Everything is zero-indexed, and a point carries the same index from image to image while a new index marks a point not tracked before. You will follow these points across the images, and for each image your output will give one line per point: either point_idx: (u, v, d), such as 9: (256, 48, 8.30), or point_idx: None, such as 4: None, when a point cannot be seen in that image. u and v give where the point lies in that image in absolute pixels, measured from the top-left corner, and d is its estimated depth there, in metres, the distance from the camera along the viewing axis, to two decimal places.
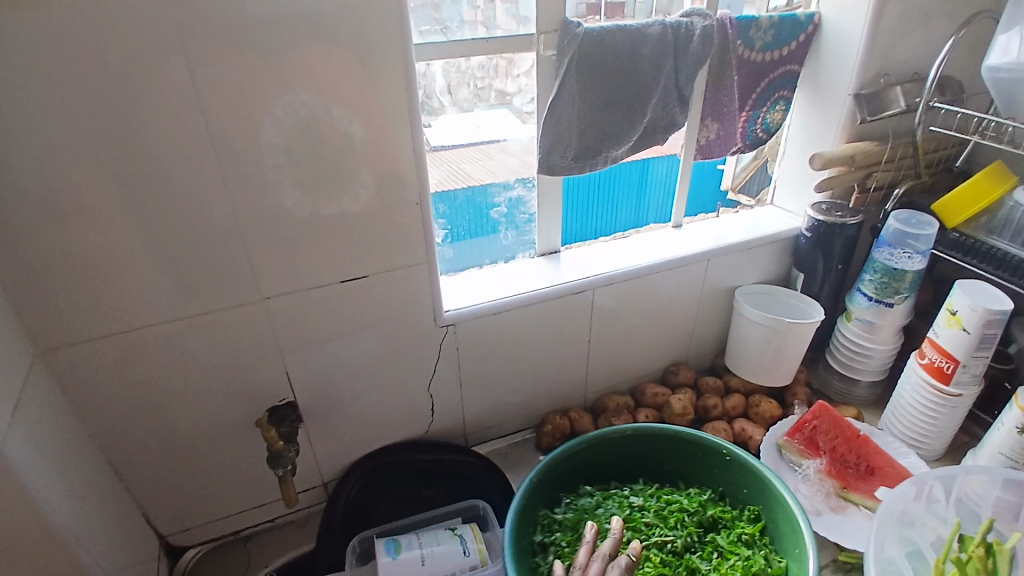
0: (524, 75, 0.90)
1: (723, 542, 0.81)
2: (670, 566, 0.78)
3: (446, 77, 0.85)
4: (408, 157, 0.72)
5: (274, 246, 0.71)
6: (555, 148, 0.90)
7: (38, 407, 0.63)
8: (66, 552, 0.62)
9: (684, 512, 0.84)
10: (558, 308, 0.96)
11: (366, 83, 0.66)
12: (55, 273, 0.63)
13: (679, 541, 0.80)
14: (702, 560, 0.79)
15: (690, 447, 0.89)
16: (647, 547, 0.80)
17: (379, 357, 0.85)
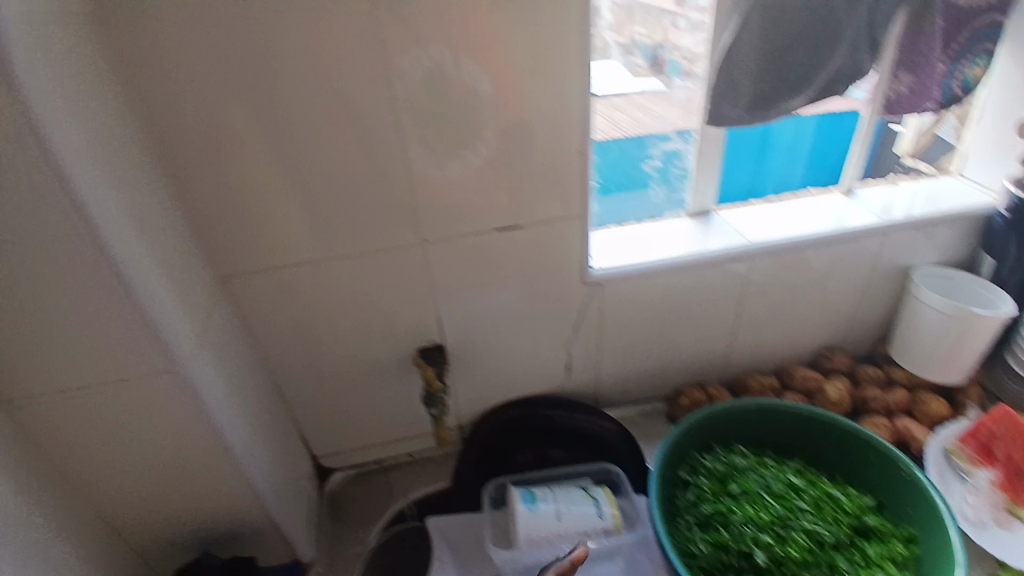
0: (697, 12, 0.81)
1: (873, 554, 0.77)
2: (812, 554, 0.75)
3: (614, 14, 0.80)
4: (574, 107, 0.68)
5: (433, 193, 0.70)
6: (725, 96, 0.81)
7: (220, 334, 0.68)
8: (240, 470, 0.67)
9: (840, 510, 0.81)
10: (707, 276, 0.90)
11: (538, 24, 0.62)
12: (239, 209, 0.66)
13: (829, 535, 0.77)
14: (845, 561, 0.76)
15: (859, 450, 0.88)
16: (791, 526, 0.78)
17: (524, 311, 0.84)
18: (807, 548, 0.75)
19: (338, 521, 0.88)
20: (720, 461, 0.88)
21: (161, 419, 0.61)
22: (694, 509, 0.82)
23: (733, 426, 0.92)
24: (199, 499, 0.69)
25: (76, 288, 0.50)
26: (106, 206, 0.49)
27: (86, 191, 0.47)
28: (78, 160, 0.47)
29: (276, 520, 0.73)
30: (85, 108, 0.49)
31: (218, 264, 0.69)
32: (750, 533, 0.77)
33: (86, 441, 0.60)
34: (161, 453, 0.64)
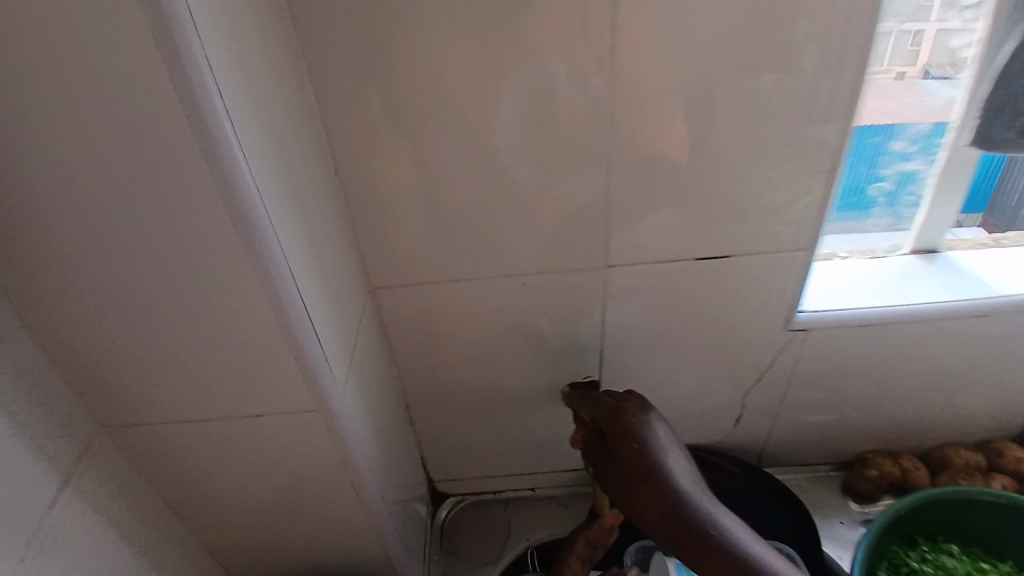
0: (975, 6, 0.58)
1: None
2: None
3: (885, 35, 0.58)
4: (822, 119, 0.54)
5: (628, 210, 0.58)
6: (1000, 115, 0.63)
7: (366, 349, 0.59)
8: (371, 514, 0.57)
9: None
10: (936, 332, 0.72)
11: (803, 11, 0.48)
12: (401, 210, 0.58)
13: None
14: None
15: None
16: None
17: (696, 353, 0.71)
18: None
19: (450, 556, 0.77)
20: (928, 561, 0.72)
21: (295, 457, 0.51)
22: None
23: (946, 518, 0.75)
24: (313, 536, 0.60)
25: (222, 310, 0.40)
26: (272, 212, 0.39)
27: (253, 194, 0.36)
28: (247, 153, 0.36)
29: (395, 563, 0.64)
30: (253, 87, 0.39)
31: (370, 270, 0.62)
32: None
33: (204, 474, 0.51)
34: (287, 492, 0.54)
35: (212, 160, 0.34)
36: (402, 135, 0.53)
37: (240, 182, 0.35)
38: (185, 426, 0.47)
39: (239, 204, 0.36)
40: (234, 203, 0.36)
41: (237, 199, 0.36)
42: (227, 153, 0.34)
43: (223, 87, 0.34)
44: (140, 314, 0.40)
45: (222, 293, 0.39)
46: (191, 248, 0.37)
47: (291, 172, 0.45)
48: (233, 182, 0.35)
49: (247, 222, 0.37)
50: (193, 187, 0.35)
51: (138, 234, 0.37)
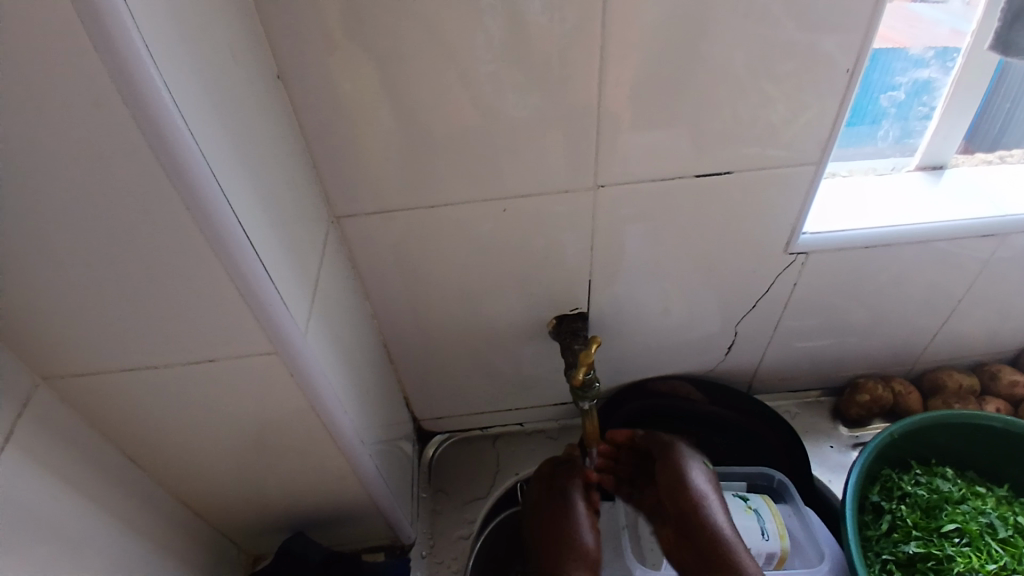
0: None
1: None
2: None
3: None
4: (835, 20, 0.48)
5: (617, 129, 0.53)
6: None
7: (335, 289, 0.54)
8: (350, 459, 0.55)
9: None
10: (943, 255, 0.68)
11: None
12: (362, 133, 0.51)
13: None
14: None
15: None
16: None
17: (685, 285, 0.67)
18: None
19: (439, 492, 0.77)
20: (922, 484, 0.70)
21: (262, 407, 0.47)
22: (891, 545, 0.66)
23: (940, 440, 0.73)
24: (293, 483, 0.57)
25: (149, 246, 0.35)
26: (194, 115, 0.33)
27: (161, 84, 0.30)
28: (146, 26, 0.29)
29: (381, 508, 0.62)
30: None
31: (334, 200, 0.56)
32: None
33: (160, 428, 0.48)
34: (257, 440, 0.51)
35: (101, 37, 0.27)
36: (365, 40, 0.45)
37: (142, 68, 0.28)
38: (134, 376, 0.43)
39: (141, 94, 0.29)
40: (137, 93, 0.29)
41: (139, 88, 0.29)
42: (116, 20, 0.27)
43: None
44: (54, 250, 0.34)
45: (148, 219, 0.33)
46: (103, 171, 0.31)
47: (228, 85, 0.38)
48: (134, 70, 0.28)
49: (155, 118, 0.30)
50: (84, 75, 0.28)
51: (32, 148, 0.30)
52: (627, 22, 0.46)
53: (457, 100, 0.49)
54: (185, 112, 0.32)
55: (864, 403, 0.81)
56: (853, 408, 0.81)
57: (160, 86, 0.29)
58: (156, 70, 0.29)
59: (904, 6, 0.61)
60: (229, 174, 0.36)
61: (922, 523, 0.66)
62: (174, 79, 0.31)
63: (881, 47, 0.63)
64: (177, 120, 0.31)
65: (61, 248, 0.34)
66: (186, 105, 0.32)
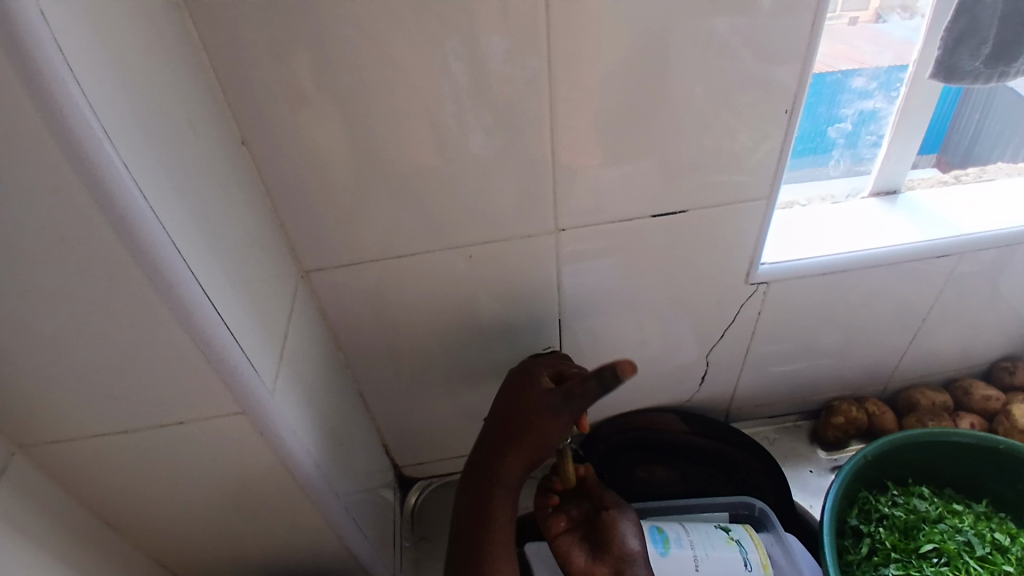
0: None
1: None
2: None
3: None
4: (769, 67, 0.51)
5: (575, 174, 0.55)
6: (965, 43, 0.59)
7: (306, 340, 0.55)
8: (326, 512, 0.54)
9: None
10: (900, 276, 0.70)
11: None
12: (326, 189, 0.53)
13: None
14: None
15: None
16: None
17: (656, 318, 0.69)
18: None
19: (422, 541, 0.76)
20: (900, 505, 0.70)
21: (234, 465, 0.47)
22: (870, 568, 0.66)
23: (916, 461, 0.74)
24: (270, 540, 0.56)
25: (114, 313, 0.35)
26: (148, 183, 0.34)
27: (109, 155, 0.30)
28: (100, 109, 0.30)
29: (362, 560, 0.61)
30: (117, 47, 0.33)
31: (304, 254, 0.57)
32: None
33: (131, 492, 0.47)
34: (230, 498, 0.50)
35: (58, 124, 0.28)
36: (328, 99, 0.48)
37: (98, 148, 0.30)
38: (103, 439, 0.42)
39: (98, 172, 0.30)
40: (93, 172, 0.30)
41: (94, 168, 0.30)
42: (72, 108, 0.28)
43: (52, 24, 0.27)
44: (24, 318, 0.35)
45: (110, 285, 0.34)
46: (67, 246, 0.32)
47: (185, 151, 0.39)
48: (90, 151, 0.29)
49: (113, 194, 0.31)
50: (47, 158, 0.29)
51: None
52: (576, 72, 0.49)
53: (419, 153, 0.51)
54: (138, 180, 0.32)
55: (841, 426, 0.82)
56: (830, 432, 0.82)
57: (117, 164, 0.31)
58: (113, 152, 0.31)
59: (869, 27, 0.63)
60: (188, 241, 0.37)
61: (900, 544, 0.66)
62: (130, 155, 0.32)
63: (849, 66, 0.65)
64: (134, 195, 0.32)
65: (27, 316, 0.35)
66: (144, 181, 0.33)
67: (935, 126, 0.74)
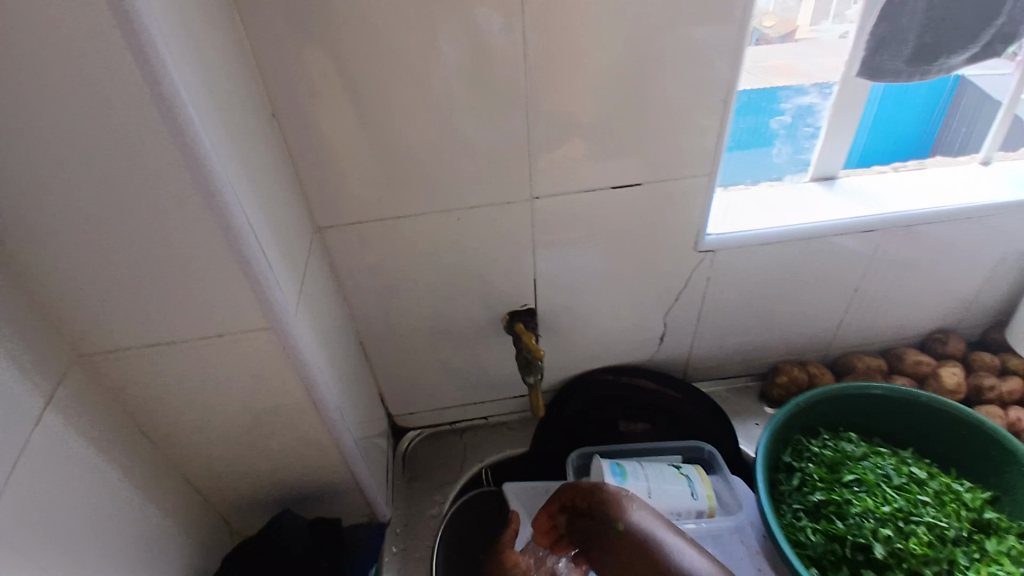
0: None
1: (996, 551, 0.68)
2: (936, 553, 0.65)
3: None
4: (715, 64, 0.60)
5: (549, 150, 0.64)
6: (886, 46, 0.72)
7: (317, 285, 0.64)
8: (332, 432, 0.64)
9: (960, 504, 0.72)
10: (833, 250, 0.81)
11: None
12: (337, 157, 0.62)
13: (952, 531, 0.67)
14: (966, 559, 0.66)
15: (978, 442, 0.79)
16: (911, 520, 0.67)
17: (620, 282, 0.78)
18: (929, 544, 0.65)
19: (412, 480, 0.86)
20: (829, 446, 0.77)
21: (260, 382, 0.57)
22: (800, 497, 0.72)
23: (846, 411, 0.83)
24: (283, 458, 0.65)
25: (177, 239, 0.45)
26: (213, 139, 0.43)
27: (191, 114, 0.40)
28: (184, 78, 0.39)
29: (362, 482, 0.70)
30: (195, 33, 0.42)
31: (316, 214, 0.66)
32: (869, 525, 0.66)
33: (173, 401, 0.57)
34: (253, 414, 0.60)
35: (154, 87, 0.38)
36: (337, 83, 0.57)
37: (183, 107, 0.39)
38: (152, 351, 0.52)
39: (181, 125, 0.40)
40: (177, 125, 0.39)
41: (180, 123, 0.39)
42: (167, 76, 0.38)
43: (155, 11, 0.37)
44: (100, 242, 0.44)
45: (172, 216, 0.44)
46: (146, 182, 0.42)
47: (241, 121, 0.49)
48: (177, 109, 0.39)
49: (190, 143, 0.40)
50: (141, 111, 0.38)
51: (95, 160, 0.40)
52: (549, 62, 0.58)
53: (416, 127, 0.61)
54: (208, 136, 0.42)
55: (786, 384, 0.92)
56: (777, 390, 0.92)
57: (194, 121, 0.40)
58: (193, 111, 0.40)
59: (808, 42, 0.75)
60: (238, 187, 0.46)
61: (826, 476, 0.72)
62: (202, 115, 0.42)
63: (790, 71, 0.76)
64: (205, 146, 0.41)
65: (105, 238, 0.44)
66: (211, 136, 0.43)
67: (876, 123, 0.83)
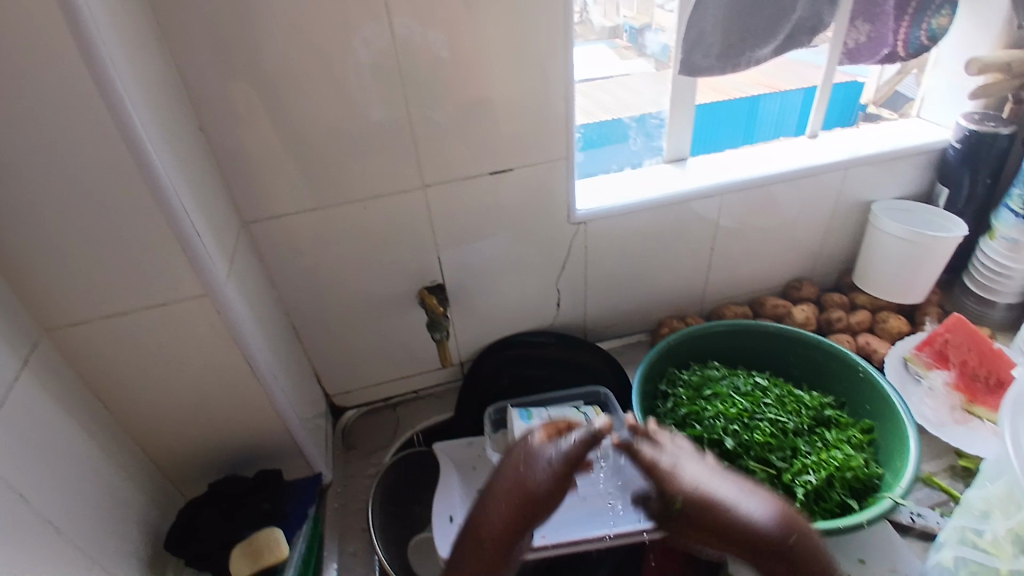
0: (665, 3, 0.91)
1: (830, 435, 0.84)
2: (776, 439, 0.82)
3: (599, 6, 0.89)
4: (554, 65, 0.78)
5: (434, 143, 0.79)
6: (698, 46, 0.91)
7: (247, 270, 0.77)
8: (270, 392, 0.75)
9: (801, 404, 0.88)
10: (687, 216, 0.99)
11: None
12: (257, 161, 0.75)
13: (791, 423, 0.83)
14: (804, 443, 0.82)
15: (819, 356, 0.95)
16: (757, 418, 0.84)
17: (513, 253, 0.93)
18: (771, 435, 0.82)
19: (350, 449, 0.97)
20: (696, 373, 0.93)
21: (202, 346, 0.68)
22: (673, 414, 0.88)
23: (712, 345, 0.99)
24: (228, 422, 0.76)
25: (123, 219, 0.57)
26: (150, 135, 0.56)
27: (133, 116, 0.53)
28: (123, 88, 0.52)
29: (302, 440, 0.81)
30: (132, 59, 0.56)
31: (244, 213, 0.79)
32: (722, 424, 0.83)
33: (127, 371, 0.67)
34: (198, 378, 0.71)
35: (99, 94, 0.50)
36: (250, 97, 0.71)
37: (122, 110, 0.52)
38: (108, 323, 0.63)
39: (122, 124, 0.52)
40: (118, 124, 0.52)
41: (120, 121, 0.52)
42: (109, 85, 0.50)
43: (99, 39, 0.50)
44: (59, 225, 0.56)
45: (120, 199, 0.56)
46: (97, 172, 0.54)
47: (171, 127, 0.62)
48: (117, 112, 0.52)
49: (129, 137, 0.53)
50: (91, 115, 0.51)
51: (56, 158, 0.52)
52: (423, 72, 0.74)
53: (321, 131, 0.75)
54: (145, 131, 0.55)
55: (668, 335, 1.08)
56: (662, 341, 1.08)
57: (132, 121, 0.53)
58: (131, 113, 0.53)
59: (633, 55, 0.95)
60: (171, 176, 0.59)
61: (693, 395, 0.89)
62: (139, 117, 0.54)
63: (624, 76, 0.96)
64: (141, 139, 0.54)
65: (66, 222, 0.56)
66: (147, 133, 0.55)
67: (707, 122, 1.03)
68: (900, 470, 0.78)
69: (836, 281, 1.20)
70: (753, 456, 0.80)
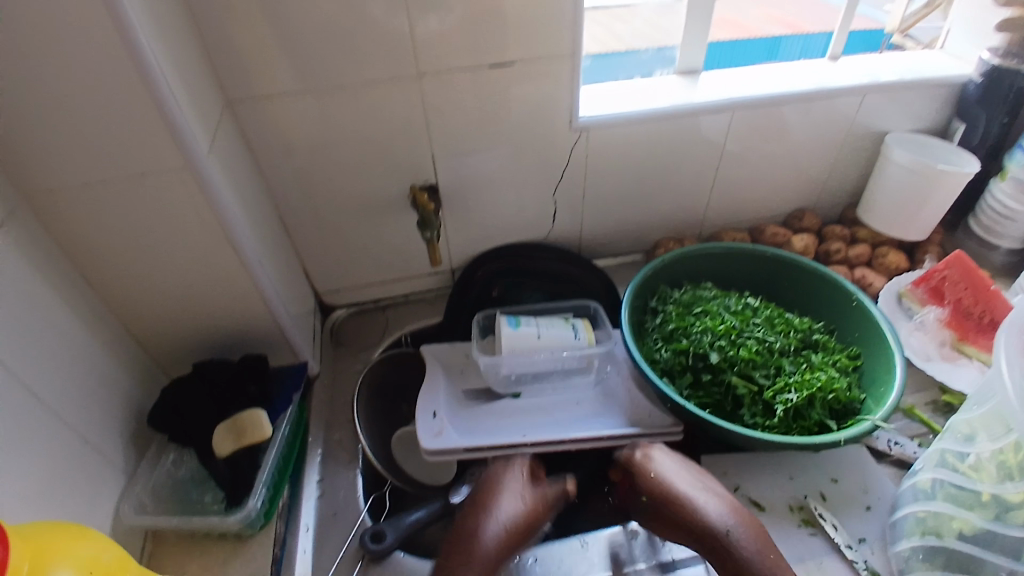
0: None
1: (816, 358, 0.84)
2: (762, 356, 0.82)
3: None
4: None
5: (431, 29, 0.74)
6: None
7: (232, 151, 0.73)
8: (254, 280, 0.73)
9: (791, 326, 0.88)
10: (693, 131, 0.95)
11: None
12: (242, 34, 0.70)
13: (778, 343, 0.83)
14: (789, 363, 0.82)
15: (814, 283, 0.94)
16: (744, 336, 0.84)
17: (509, 158, 0.90)
18: (756, 352, 0.81)
19: (339, 346, 0.98)
20: (688, 291, 0.93)
21: (182, 224, 0.66)
22: (660, 330, 0.88)
23: (706, 266, 0.98)
24: (212, 306, 0.75)
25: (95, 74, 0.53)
26: None
27: None
28: None
29: (286, 331, 0.81)
30: None
31: (229, 92, 0.75)
32: (708, 339, 0.83)
33: (106, 243, 0.65)
34: (179, 258, 0.69)
35: None
36: None
37: None
38: (86, 190, 0.61)
39: None
40: None
41: None
42: None
43: None
44: (26, 74, 0.52)
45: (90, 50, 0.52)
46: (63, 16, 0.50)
47: None
48: None
49: None
50: None
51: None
52: None
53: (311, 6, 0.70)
54: None
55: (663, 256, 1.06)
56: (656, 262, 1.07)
57: None
58: None
59: None
60: (146, 31, 0.54)
61: (682, 312, 0.89)
62: None
63: None
64: None
65: (33, 71, 0.52)
66: None
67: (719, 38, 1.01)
68: (883, 395, 0.78)
69: (838, 214, 1.17)
70: (737, 372, 0.80)
